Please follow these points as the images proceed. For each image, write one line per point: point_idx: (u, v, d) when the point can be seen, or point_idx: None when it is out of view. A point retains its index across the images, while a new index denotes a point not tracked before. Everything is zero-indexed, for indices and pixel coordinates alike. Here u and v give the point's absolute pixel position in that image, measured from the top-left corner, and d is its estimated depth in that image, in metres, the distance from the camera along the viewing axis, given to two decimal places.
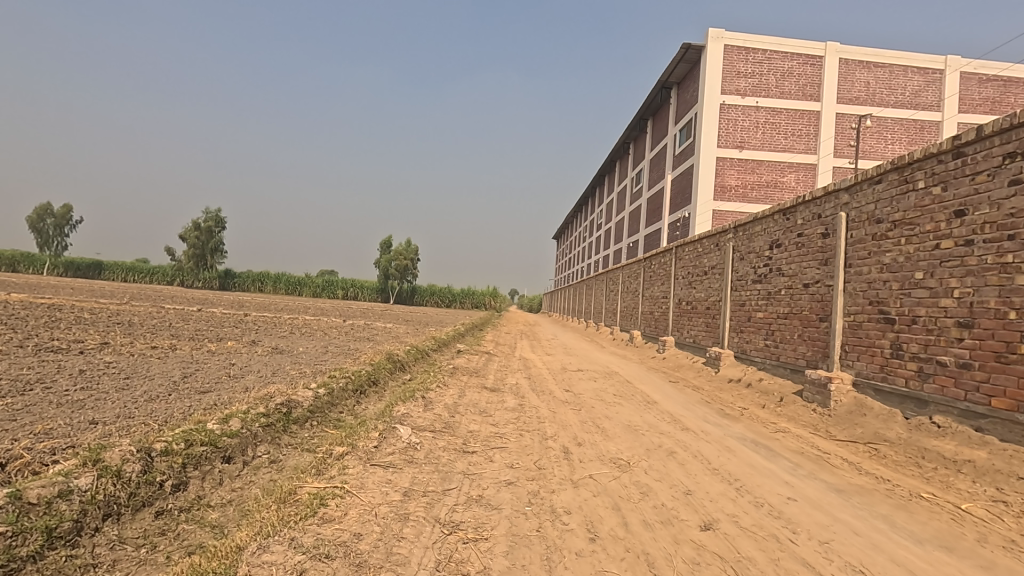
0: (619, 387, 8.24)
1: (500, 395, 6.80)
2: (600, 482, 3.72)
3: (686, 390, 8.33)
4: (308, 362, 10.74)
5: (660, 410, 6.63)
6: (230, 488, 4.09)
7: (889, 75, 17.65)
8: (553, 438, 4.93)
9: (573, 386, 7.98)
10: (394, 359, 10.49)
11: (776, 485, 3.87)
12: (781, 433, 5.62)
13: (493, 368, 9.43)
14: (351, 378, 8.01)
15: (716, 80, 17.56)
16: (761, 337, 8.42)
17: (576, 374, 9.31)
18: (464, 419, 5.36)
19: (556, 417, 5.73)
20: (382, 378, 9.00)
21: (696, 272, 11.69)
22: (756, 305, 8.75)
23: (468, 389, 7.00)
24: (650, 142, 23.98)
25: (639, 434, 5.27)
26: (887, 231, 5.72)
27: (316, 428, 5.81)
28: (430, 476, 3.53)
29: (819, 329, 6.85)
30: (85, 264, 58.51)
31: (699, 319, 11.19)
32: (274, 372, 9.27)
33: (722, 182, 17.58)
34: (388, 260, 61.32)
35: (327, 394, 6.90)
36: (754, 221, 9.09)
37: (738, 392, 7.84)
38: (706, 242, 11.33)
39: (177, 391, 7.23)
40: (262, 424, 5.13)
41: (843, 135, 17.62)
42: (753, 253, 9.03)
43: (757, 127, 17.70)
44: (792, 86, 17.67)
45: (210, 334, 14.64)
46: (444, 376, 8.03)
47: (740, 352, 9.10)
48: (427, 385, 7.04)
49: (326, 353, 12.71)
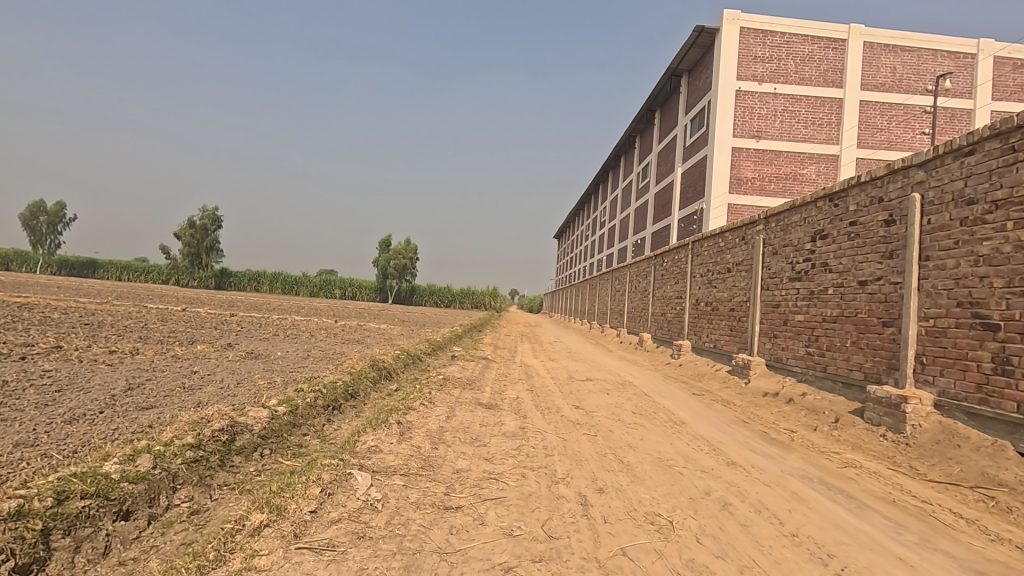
0: (637, 402, 7.05)
1: (497, 416, 5.61)
2: (640, 569, 2.55)
3: (715, 405, 7.14)
4: (282, 370, 9.53)
5: (693, 434, 5.43)
6: (116, 562, 2.91)
7: (917, 61, 16.49)
8: (565, 483, 3.73)
9: (583, 402, 6.78)
10: (378, 366, 9.29)
11: (891, 567, 2.69)
12: (852, 469, 4.43)
13: (490, 379, 8.24)
14: (322, 391, 6.81)
15: (732, 65, 16.40)
16: (801, 344, 7.25)
17: (586, 386, 8.12)
18: (448, 453, 4.17)
19: (567, 448, 4.54)
20: (362, 390, 7.82)
21: (717, 269, 10.51)
22: (794, 306, 7.57)
23: (459, 408, 5.81)
24: (658, 134, 22.85)
25: (674, 473, 4.09)
26: (985, 213, 4.53)
27: (266, 462, 4.61)
28: (388, 566, 2.36)
29: (882, 336, 5.68)
30: (78, 263, 57.33)
31: (721, 322, 10.01)
32: (240, 382, 8.11)
33: (738, 175, 16.43)
34: (387, 259, 60.19)
35: (289, 413, 5.73)
36: (791, 209, 7.90)
37: (778, 409, 6.66)
38: (729, 235, 10.12)
39: (112, 408, 6.04)
40: (186, 461, 3.96)
41: (868, 124, 16.45)
42: (790, 247, 7.83)
43: (775, 116, 16.50)
44: (813, 72, 16.47)
45: (183, 337, 13.46)
46: (432, 389, 6.85)
47: (773, 359, 7.95)
48: (410, 401, 5.85)
49: (307, 358, 11.53)
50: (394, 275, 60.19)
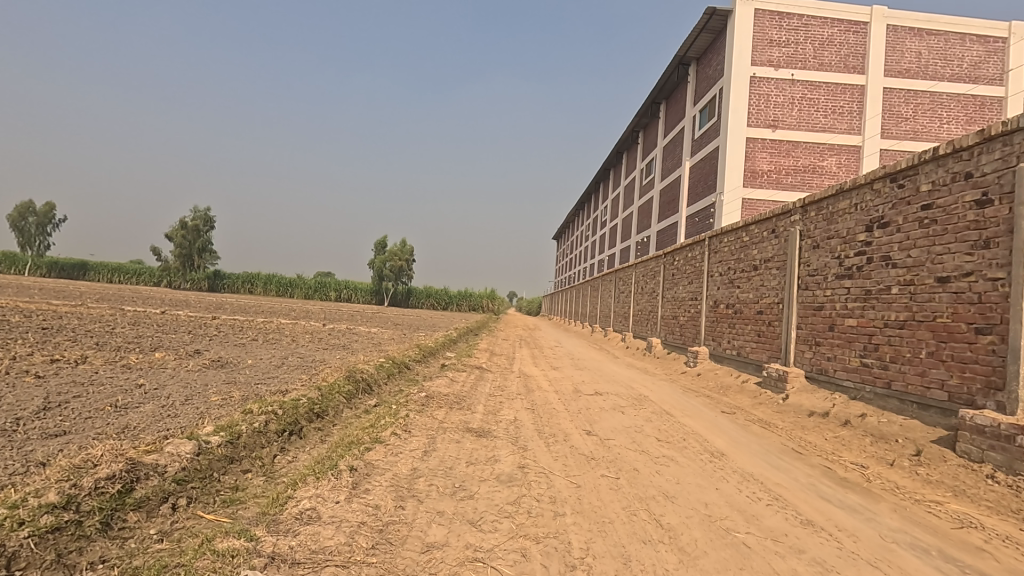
0: (660, 425, 5.83)
1: (489, 450, 4.39)
2: None
3: (754, 428, 5.94)
4: (246, 382, 8.29)
5: (742, 474, 4.21)
6: None
7: (943, 45, 15.38)
8: (585, 569, 2.54)
9: (595, 426, 5.55)
10: (356, 379, 8.05)
11: None
12: (976, 532, 3.22)
13: (483, 394, 7.01)
14: (277, 412, 5.55)
15: (746, 49, 15.26)
16: (855, 355, 6.06)
17: (597, 402, 6.92)
18: (418, 515, 2.96)
19: (582, 503, 3.33)
20: (332, 407, 6.62)
21: (741, 267, 9.35)
22: (843, 308, 6.38)
23: (440, 438, 4.59)
24: (663, 127, 21.71)
25: (738, 546, 2.87)
26: None
27: (176, 520, 3.40)
28: None
29: (976, 346, 4.49)
30: (68, 265, 56.06)
31: (746, 327, 8.85)
32: (189, 398, 6.86)
33: (752, 167, 15.30)
34: (383, 261, 58.78)
35: (228, 444, 4.53)
36: (838, 193, 6.71)
37: (833, 433, 5.47)
38: (756, 228, 8.95)
39: (7, 435, 4.80)
40: (35, 533, 2.77)
41: (892, 113, 15.32)
42: (837, 239, 6.65)
43: (792, 104, 15.37)
44: (833, 57, 15.34)
45: (147, 342, 12.17)
46: (411, 409, 5.63)
47: (816, 371, 6.77)
48: (380, 430, 4.63)
49: (281, 366, 10.31)
50: (389, 276, 58.91)
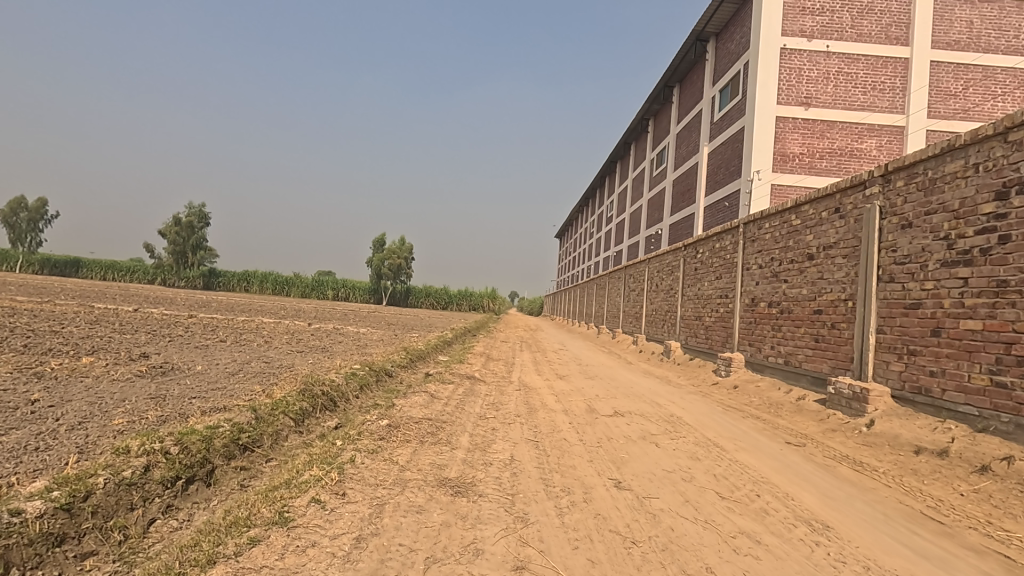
0: (715, 467, 4.17)
1: (466, 528, 2.72)
2: None
3: (845, 471, 4.28)
4: (176, 396, 6.56)
5: None
6: None
7: (998, 13, 13.63)
8: None
9: (626, 471, 3.89)
10: (314, 392, 6.37)
11: None
12: None
13: (471, 417, 5.38)
14: (174, 448, 3.86)
15: (776, 17, 13.60)
16: (981, 370, 4.38)
17: (620, 427, 5.29)
18: None
19: None
20: (267, 435, 4.93)
21: (789, 257, 7.69)
22: (956, 305, 4.68)
23: (392, 506, 2.92)
24: (677, 113, 20.07)
25: None
26: None
27: None
28: None
29: None
30: (60, 263, 54.65)
31: (799, 331, 7.19)
32: (81, 422, 5.15)
33: (782, 149, 13.61)
34: (381, 260, 57.20)
35: (59, 512, 2.86)
36: (945, 152, 5.02)
37: (969, 487, 3.81)
38: (810, 209, 7.28)
39: None
40: None
41: (939, 89, 13.60)
42: (944, 211, 4.96)
43: (827, 79, 13.70)
44: (874, 26, 13.64)
45: (89, 344, 10.42)
46: (363, 446, 3.98)
47: (910, 391, 5.10)
48: (296, 495, 2.92)
49: (236, 374, 8.61)
50: (388, 275, 57.31)
